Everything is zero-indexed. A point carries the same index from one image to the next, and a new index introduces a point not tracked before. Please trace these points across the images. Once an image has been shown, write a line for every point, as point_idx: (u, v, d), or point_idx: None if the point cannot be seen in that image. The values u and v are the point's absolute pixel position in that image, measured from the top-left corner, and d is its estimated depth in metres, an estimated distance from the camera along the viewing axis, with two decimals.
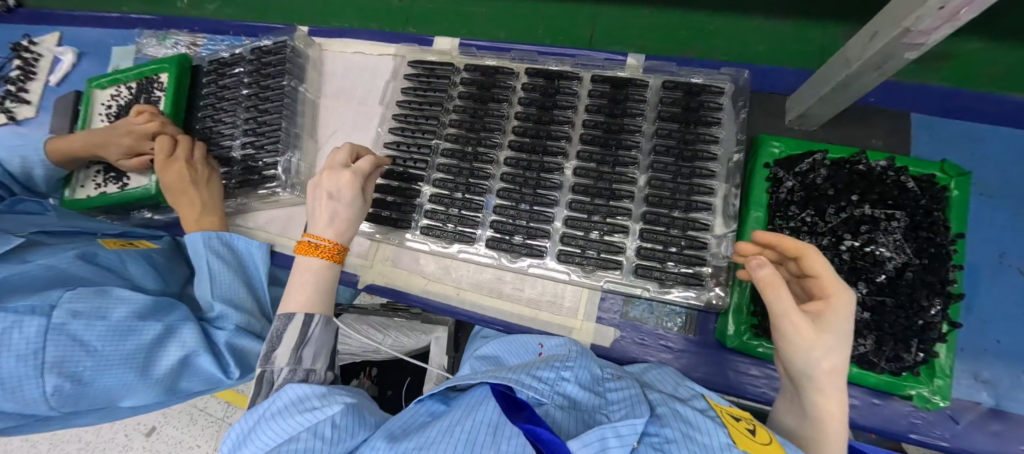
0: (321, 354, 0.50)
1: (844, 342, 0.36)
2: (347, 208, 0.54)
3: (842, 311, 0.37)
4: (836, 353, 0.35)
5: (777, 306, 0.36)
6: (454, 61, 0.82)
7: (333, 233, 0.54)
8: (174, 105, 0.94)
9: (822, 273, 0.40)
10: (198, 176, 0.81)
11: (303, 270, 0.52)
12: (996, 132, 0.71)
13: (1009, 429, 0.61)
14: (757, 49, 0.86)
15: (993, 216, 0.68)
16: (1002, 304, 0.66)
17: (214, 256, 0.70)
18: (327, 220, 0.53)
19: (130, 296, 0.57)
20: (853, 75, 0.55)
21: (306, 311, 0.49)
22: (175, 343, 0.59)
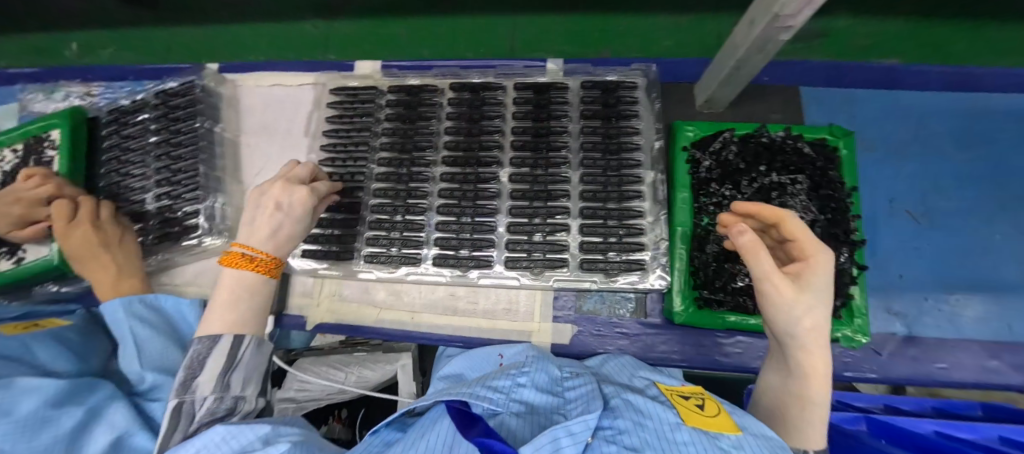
0: (251, 379, 0.46)
1: (825, 299, 0.39)
2: (292, 223, 0.51)
3: (820, 270, 0.40)
4: (818, 310, 0.38)
5: (759, 267, 0.39)
6: (378, 83, 0.81)
7: (275, 248, 0.49)
8: (70, 164, 0.84)
9: (801, 236, 0.43)
10: (107, 236, 0.73)
11: (229, 284, 0.45)
12: (870, 93, 0.81)
13: (922, 352, 0.69)
14: (664, 43, 0.93)
15: (879, 167, 0.78)
16: (899, 243, 0.74)
17: (137, 319, 0.64)
18: (270, 232, 0.49)
19: (36, 384, 0.48)
20: (742, 59, 0.60)
21: (233, 332, 0.44)
22: (105, 424, 0.50)
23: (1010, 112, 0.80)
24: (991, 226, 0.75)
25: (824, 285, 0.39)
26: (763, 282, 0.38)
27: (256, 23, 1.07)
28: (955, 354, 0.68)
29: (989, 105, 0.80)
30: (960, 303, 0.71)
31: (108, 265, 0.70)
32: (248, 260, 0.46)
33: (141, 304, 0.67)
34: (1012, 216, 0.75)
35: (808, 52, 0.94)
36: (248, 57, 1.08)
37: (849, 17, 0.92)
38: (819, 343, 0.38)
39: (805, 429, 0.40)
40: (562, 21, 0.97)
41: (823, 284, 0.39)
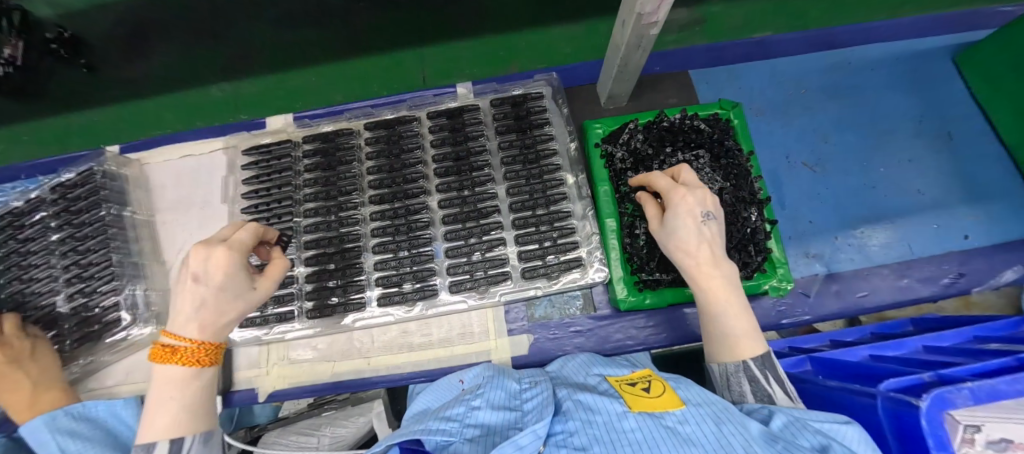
0: None
1: (682, 226, 0.48)
2: (218, 294, 0.39)
3: (676, 200, 0.49)
4: (676, 236, 0.49)
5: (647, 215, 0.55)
6: (291, 136, 0.80)
7: (207, 331, 0.39)
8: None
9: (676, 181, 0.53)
10: (17, 352, 0.66)
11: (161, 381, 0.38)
12: (750, 66, 0.90)
13: (843, 285, 0.76)
14: (565, 51, 0.99)
15: (771, 129, 0.86)
16: (803, 193, 0.82)
17: (64, 433, 0.57)
18: (199, 317, 0.39)
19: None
20: (626, 56, 0.64)
21: (168, 437, 0.37)
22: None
23: (866, 61, 0.91)
24: (874, 161, 0.85)
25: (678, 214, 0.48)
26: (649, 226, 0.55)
27: (158, 96, 1.03)
28: (871, 280, 0.76)
29: (849, 58, 0.91)
30: (865, 234, 0.79)
31: (20, 383, 0.62)
32: (176, 354, 0.38)
33: (66, 415, 0.60)
34: (887, 150, 0.85)
35: (694, 37, 1.03)
36: (155, 132, 1.03)
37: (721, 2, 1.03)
38: (688, 259, 0.48)
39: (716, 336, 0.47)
40: (467, 46, 1.01)
41: (677, 213, 0.49)
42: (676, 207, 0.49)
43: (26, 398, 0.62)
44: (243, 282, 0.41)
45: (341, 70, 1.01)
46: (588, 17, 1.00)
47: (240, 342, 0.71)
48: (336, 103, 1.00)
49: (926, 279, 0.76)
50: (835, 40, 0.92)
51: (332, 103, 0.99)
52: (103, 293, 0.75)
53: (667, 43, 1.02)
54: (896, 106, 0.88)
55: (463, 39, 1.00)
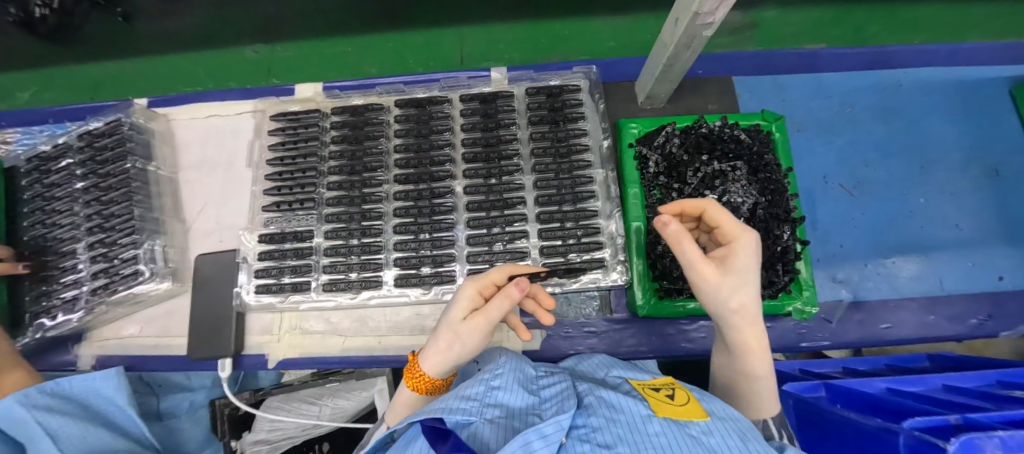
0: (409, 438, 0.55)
1: (750, 280, 0.40)
2: (443, 319, 0.46)
3: (746, 251, 0.40)
4: (744, 292, 0.39)
5: (684, 257, 0.39)
6: (320, 106, 0.79)
7: (432, 357, 0.46)
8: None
9: (725, 221, 0.44)
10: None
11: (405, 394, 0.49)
12: (796, 78, 0.87)
13: (867, 314, 0.73)
14: (609, 45, 0.96)
15: (811, 146, 0.83)
16: (836, 216, 0.79)
17: (42, 410, 0.58)
18: (430, 352, 0.46)
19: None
20: (673, 56, 0.62)
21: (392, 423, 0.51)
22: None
23: (918, 85, 0.87)
24: (914, 190, 0.81)
25: (752, 266, 0.40)
26: (688, 271, 0.40)
27: (194, 51, 1.02)
28: (896, 313, 0.73)
29: (900, 80, 0.87)
30: (896, 264, 0.76)
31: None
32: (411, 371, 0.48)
33: (41, 392, 0.60)
34: (929, 180, 0.82)
35: (742, 42, 0.99)
36: (185, 88, 1.02)
37: (774, 7, 0.98)
38: (744, 320, 0.41)
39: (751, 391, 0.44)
40: (509, 29, 0.98)
41: (750, 264, 0.40)
42: (751, 259, 0.40)
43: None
44: (458, 310, 0.44)
45: (379, 43, 0.99)
46: (636, 12, 0.96)
47: (253, 307, 0.71)
48: (370, 76, 0.97)
49: (953, 318, 0.73)
50: (887, 60, 0.88)
51: (367, 76, 0.96)
52: (123, 245, 0.75)
53: (715, 45, 0.98)
54: (945, 135, 0.85)
55: (505, 21, 0.97)
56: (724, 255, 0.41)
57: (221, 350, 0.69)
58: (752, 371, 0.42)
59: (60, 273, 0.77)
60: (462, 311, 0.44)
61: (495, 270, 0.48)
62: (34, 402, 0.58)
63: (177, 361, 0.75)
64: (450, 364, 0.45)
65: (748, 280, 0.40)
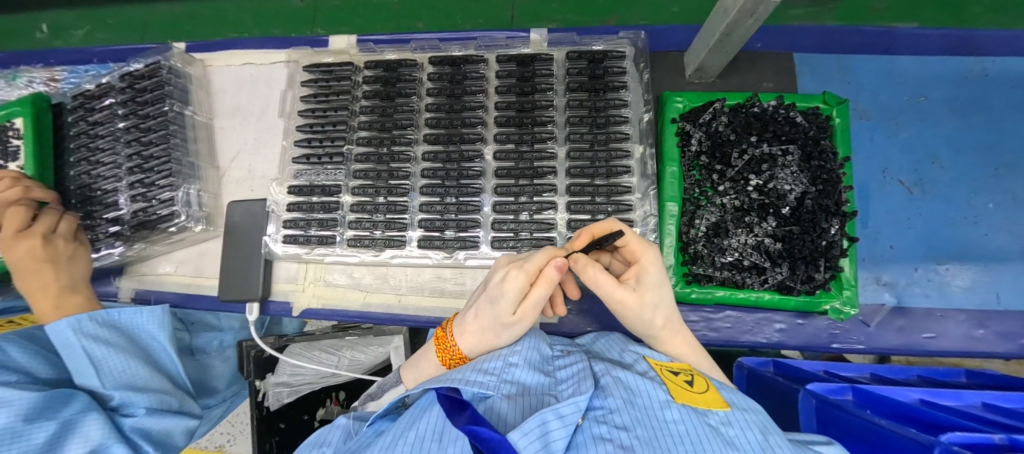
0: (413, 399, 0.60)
1: (663, 291, 0.46)
2: (489, 306, 0.47)
3: (652, 271, 0.45)
4: (661, 304, 0.46)
5: (602, 289, 0.44)
6: (353, 59, 0.77)
7: (473, 338, 0.49)
8: (39, 165, 0.80)
9: (631, 241, 0.46)
10: (58, 253, 0.66)
11: (426, 360, 0.54)
12: (866, 59, 0.79)
13: (909, 322, 0.68)
14: (672, 10, 0.89)
15: (872, 136, 0.76)
16: (890, 215, 0.73)
17: (90, 339, 0.61)
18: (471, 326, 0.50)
19: (9, 397, 0.50)
20: (733, 23, 0.56)
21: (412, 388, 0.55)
22: (80, 437, 0.54)
23: (1008, 76, 0.77)
24: (982, 194, 0.74)
25: (660, 281, 0.45)
26: (611, 300, 0.44)
27: None
28: (942, 323, 0.68)
29: (987, 68, 0.78)
30: (949, 272, 0.70)
31: (49, 285, 0.64)
32: (445, 345, 0.52)
33: (92, 320, 0.63)
34: (1003, 183, 0.74)
35: (819, 15, 0.90)
36: (230, 33, 1.02)
37: None
38: (672, 327, 0.47)
39: None
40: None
41: (657, 280, 0.45)
42: (656, 276, 0.45)
43: (52, 303, 0.64)
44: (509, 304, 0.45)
45: None
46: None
47: (280, 257, 0.73)
48: (414, 30, 0.95)
49: (1007, 335, 0.67)
50: (975, 45, 0.79)
51: (410, 30, 0.94)
52: (161, 187, 0.76)
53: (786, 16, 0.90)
54: None
55: None
56: (637, 275, 0.46)
57: (249, 294, 0.71)
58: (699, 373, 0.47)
59: (101, 209, 0.79)
60: (512, 308, 0.45)
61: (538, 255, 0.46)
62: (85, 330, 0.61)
63: (208, 301, 0.79)
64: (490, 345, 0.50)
65: (661, 293, 0.46)
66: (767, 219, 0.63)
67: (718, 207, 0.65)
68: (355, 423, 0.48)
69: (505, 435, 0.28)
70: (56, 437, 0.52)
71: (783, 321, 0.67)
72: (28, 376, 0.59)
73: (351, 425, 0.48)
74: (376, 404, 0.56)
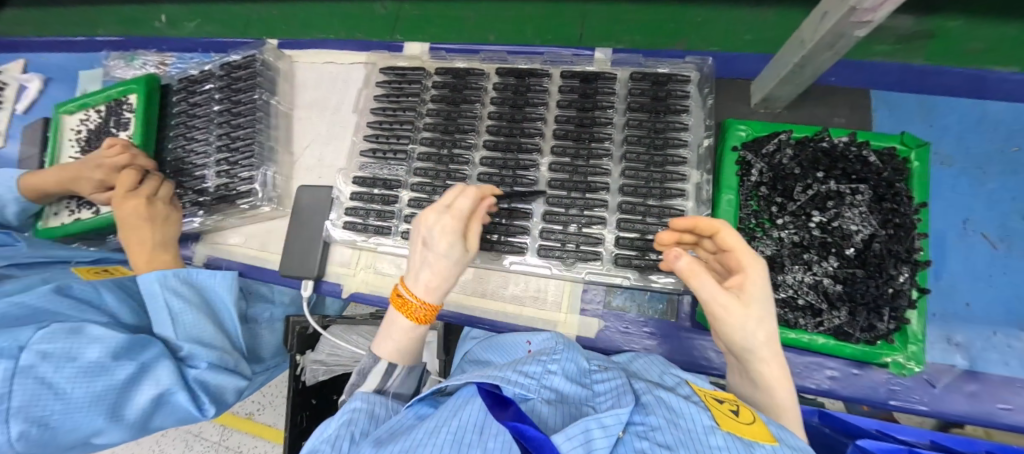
0: (404, 382, 0.55)
1: (769, 307, 0.40)
2: (440, 256, 0.50)
3: (757, 280, 0.40)
4: (768, 317, 0.39)
5: (702, 292, 0.40)
6: (425, 65, 0.83)
7: (431, 287, 0.51)
8: (143, 136, 0.91)
9: (735, 246, 0.42)
10: (156, 213, 0.76)
11: (397, 330, 0.52)
12: (953, 102, 0.74)
13: (986, 389, 0.61)
14: (745, 38, 0.90)
15: (953, 184, 0.71)
16: (967, 270, 0.68)
17: (171, 293, 0.68)
18: (421, 280, 0.50)
19: (103, 335, 0.57)
20: (808, 55, 0.55)
21: (391, 361, 0.53)
22: (151, 380, 0.60)
23: None
24: None
25: (766, 294, 0.40)
26: (710, 305, 0.39)
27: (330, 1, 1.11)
28: None
29: None
30: None
31: (147, 241, 0.73)
32: (410, 308, 0.51)
33: (176, 277, 0.70)
34: None
35: (908, 52, 0.87)
36: (318, 34, 1.12)
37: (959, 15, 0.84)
38: (774, 348, 0.39)
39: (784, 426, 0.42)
40: (637, 9, 0.94)
41: (763, 292, 0.40)
42: (763, 287, 0.40)
43: (147, 258, 0.72)
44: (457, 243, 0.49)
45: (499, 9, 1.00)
46: (778, 7, 0.88)
47: (337, 241, 0.78)
48: (486, 42, 1.00)
49: None
50: None
51: (483, 41, 0.99)
52: (242, 166, 0.85)
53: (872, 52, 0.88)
54: None
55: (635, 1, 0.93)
56: (741, 284, 0.41)
57: (307, 272, 0.76)
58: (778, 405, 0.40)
59: (190, 180, 0.89)
60: (462, 246, 0.50)
61: (462, 195, 0.51)
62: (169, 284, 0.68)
63: (268, 274, 0.86)
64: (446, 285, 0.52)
65: (767, 309, 0.40)
66: (828, 258, 0.60)
67: (774, 240, 0.63)
68: (378, 403, 0.48)
69: (548, 437, 0.29)
70: (135, 377, 0.59)
71: (835, 368, 0.64)
72: (114, 320, 0.67)
73: (369, 406, 0.46)
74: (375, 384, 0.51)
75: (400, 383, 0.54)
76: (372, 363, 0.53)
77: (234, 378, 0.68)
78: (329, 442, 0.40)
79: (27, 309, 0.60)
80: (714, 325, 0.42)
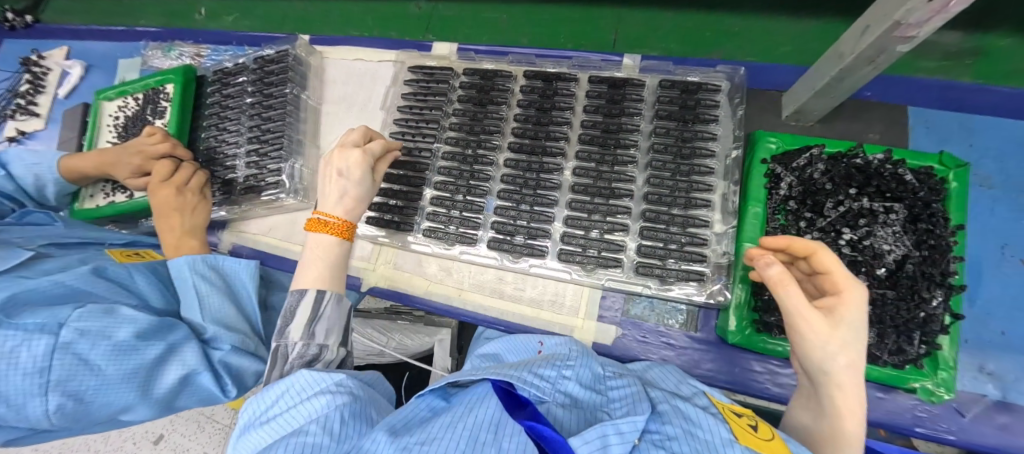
0: (332, 330, 0.51)
1: (860, 336, 0.37)
2: (355, 187, 0.55)
3: (854, 306, 0.38)
4: (855, 347, 0.37)
5: (786, 302, 0.38)
6: (453, 65, 0.84)
7: (345, 208, 0.54)
8: (179, 126, 0.94)
9: (834, 270, 0.41)
10: (185, 202, 0.78)
11: (315, 249, 0.52)
12: (995, 123, 0.72)
13: (1017, 422, 0.59)
14: (784, 49, 0.88)
15: (993, 206, 0.69)
16: (1004, 296, 0.65)
17: (199, 276, 0.70)
18: (337, 194, 0.54)
19: (135, 316, 0.59)
20: (847, 69, 0.53)
21: (317, 287, 0.50)
22: (178, 361, 0.62)
23: None
24: None
25: (860, 324, 0.37)
26: (792, 316, 0.38)
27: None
28: None
29: None
30: None
31: (175, 228, 0.75)
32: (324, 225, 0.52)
33: (204, 263, 0.72)
34: None
35: (953, 70, 0.85)
36: (351, 31, 1.14)
37: (1015, 34, 0.81)
38: (853, 377, 0.37)
39: None
40: (670, 17, 0.94)
41: (859, 322, 0.37)
42: (859, 315, 0.37)
43: (174, 242, 0.74)
44: (368, 175, 0.57)
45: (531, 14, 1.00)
46: (814, 19, 0.87)
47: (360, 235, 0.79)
48: (517, 45, 1.00)
49: None
50: None
51: (514, 44, 0.99)
52: (272, 158, 0.88)
53: (910, 67, 0.86)
54: None
55: (670, 8, 0.92)
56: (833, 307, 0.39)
57: None
58: (843, 433, 0.38)
59: (221, 169, 0.91)
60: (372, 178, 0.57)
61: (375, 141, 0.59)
62: (197, 269, 0.70)
63: (291, 264, 0.88)
64: (360, 210, 0.56)
65: (857, 339, 0.37)
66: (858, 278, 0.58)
67: None
68: (355, 385, 0.41)
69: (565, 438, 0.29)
70: (163, 358, 0.60)
71: None
72: (144, 302, 0.68)
73: (351, 382, 0.41)
74: (301, 328, 0.48)
75: (328, 317, 0.50)
76: (295, 303, 0.48)
77: (256, 363, 0.69)
78: (319, 425, 0.35)
79: (63, 287, 0.60)
80: (791, 341, 0.40)
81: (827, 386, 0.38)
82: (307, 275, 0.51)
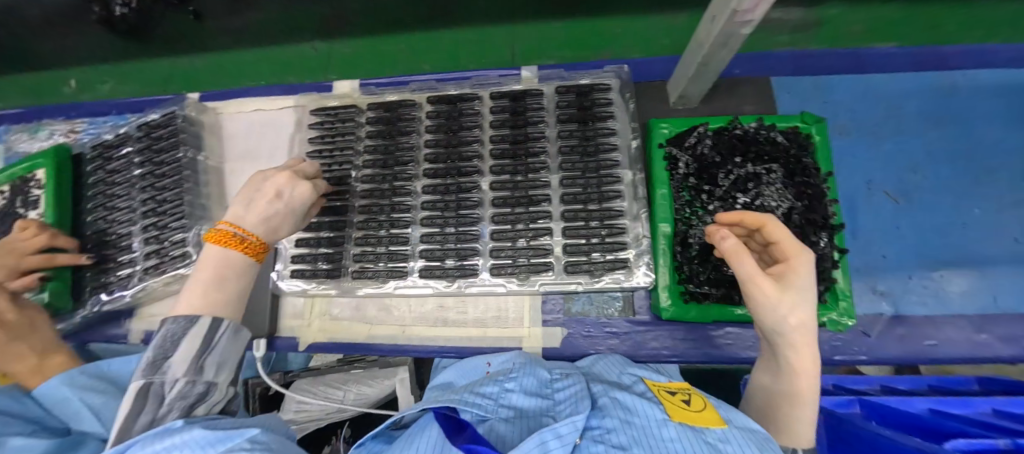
0: (225, 364, 0.41)
1: (812, 298, 0.40)
2: (287, 215, 0.52)
3: (802, 271, 0.41)
4: (805, 308, 0.39)
5: (741, 270, 0.41)
6: (356, 102, 0.83)
7: (266, 231, 0.49)
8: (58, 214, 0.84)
9: (784, 239, 0.44)
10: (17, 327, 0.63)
11: (212, 263, 0.43)
12: (840, 79, 0.83)
13: (910, 331, 0.68)
14: (663, 42, 0.97)
15: (853, 150, 0.79)
16: (877, 224, 0.75)
17: (82, 388, 0.59)
18: (261, 214, 0.48)
19: (27, 445, 0.48)
20: (707, 55, 0.60)
21: (212, 313, 0.40)
22: None
23: (976, 88, 0.81)
24: (967, 201, 0.76)
25: (810, 287, 0.40)
26: (746, 283, 0.41)
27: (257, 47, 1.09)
28: (943, 330, 0.68)
29: (958, 83, 0.82)
30: (944, 278, 0.71)
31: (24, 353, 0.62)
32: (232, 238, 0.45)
33: (83, 375, 0.61)
34: (987, 188, 0.76)
35: (802, 40, 0.98)
36: (247, 82, 1.09)
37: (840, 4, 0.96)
38: (807, 336, 0.39)
39: (794, 413, 0.41)
40: (559, 27, 1.00)
41: (808, 284, 0.40)
42: (807, 278, 0.40)
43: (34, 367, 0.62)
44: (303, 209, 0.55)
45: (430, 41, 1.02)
46: (682, 13, 0.96)
47: (286, 292, 0.74)
48: (420, 72, 1.01)
49: (1012, 339, 0.66)
50: (943, 62, 0.83)
51: (417, 72, 1.00)
52: (174, 228, 0.80)
53: (769, 42, 0.98)
54: (1004, 140, 0.78)
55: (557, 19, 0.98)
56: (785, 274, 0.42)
57: (257, 330, 0.72)
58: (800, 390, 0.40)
59: (117, 252, 0.83)
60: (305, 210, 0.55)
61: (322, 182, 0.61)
62: (77, 381, 0.59)
63: None
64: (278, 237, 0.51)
65: (808, 301, 0.39)
66: None
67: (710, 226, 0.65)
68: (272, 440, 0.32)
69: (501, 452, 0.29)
70: None
71: None
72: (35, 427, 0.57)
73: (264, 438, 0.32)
74: (186, 361, 0.37)
75: (224, 347, 0.40)
76: (178, 330, 0.38)
77: None
78: None
79: None
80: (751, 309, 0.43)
81: (783, 347, 0.40)
82: (199, 296, 0.41)
